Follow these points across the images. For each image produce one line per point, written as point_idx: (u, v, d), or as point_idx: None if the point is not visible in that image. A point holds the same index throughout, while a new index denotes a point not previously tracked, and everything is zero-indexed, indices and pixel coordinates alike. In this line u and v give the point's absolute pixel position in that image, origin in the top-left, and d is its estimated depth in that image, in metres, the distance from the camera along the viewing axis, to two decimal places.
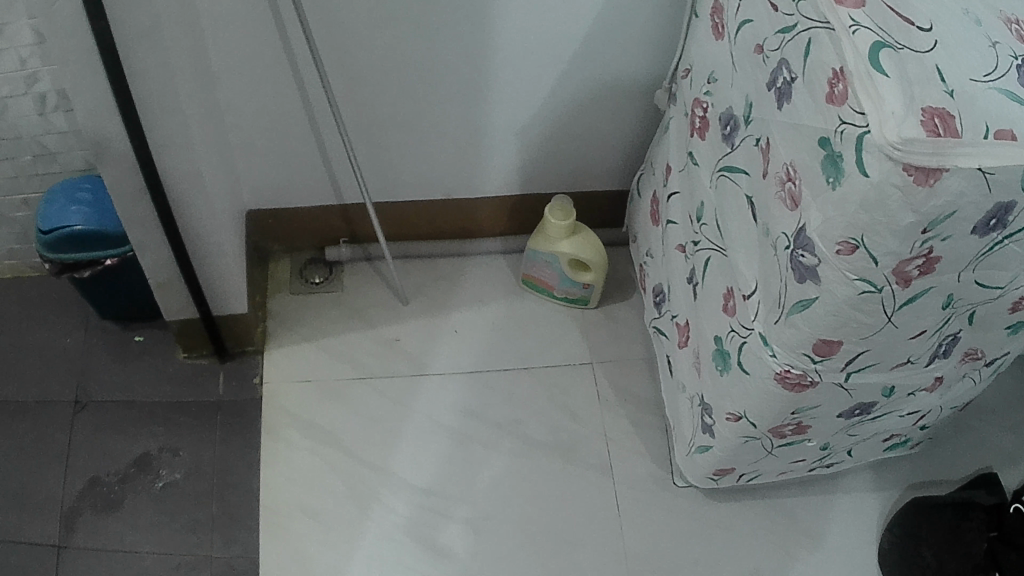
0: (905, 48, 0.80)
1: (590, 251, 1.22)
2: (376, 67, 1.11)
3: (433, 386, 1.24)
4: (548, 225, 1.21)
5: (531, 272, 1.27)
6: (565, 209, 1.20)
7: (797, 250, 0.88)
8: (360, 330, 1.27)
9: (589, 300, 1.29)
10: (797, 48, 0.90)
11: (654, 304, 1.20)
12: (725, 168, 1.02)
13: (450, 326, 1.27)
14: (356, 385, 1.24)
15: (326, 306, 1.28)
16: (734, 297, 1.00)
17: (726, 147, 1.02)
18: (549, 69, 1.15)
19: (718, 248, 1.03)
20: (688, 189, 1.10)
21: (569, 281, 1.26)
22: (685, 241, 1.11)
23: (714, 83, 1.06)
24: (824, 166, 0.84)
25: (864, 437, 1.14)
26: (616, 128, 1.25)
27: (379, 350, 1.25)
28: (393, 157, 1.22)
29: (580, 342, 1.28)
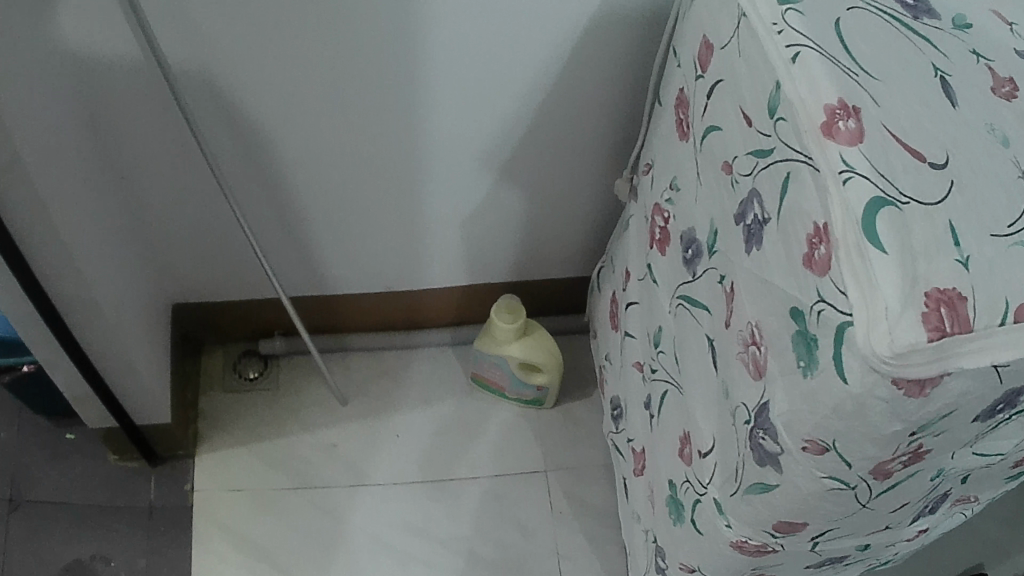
0: (911, 201, 0.63)
1: (541, 353, 1.13)
2: (302, 153, 0.98)
3: (374, 496, 1.14)
4: (495, 328, 1.11)
5: (479, 371, 1.18)
6: (513, 312, 1.10)
7: (757, 430, 0.75)
8: (298, 435, 1.17)
9: (543, 399, 1.19)
10: (774, 182, 0.71)
11: (613, 420, 1.10)
12: (683, 296, 0.88)
13: (394, 430, 1.18)
14: (292, 493, 1.14)
15: (259, 409, 1.19)
16: (689, 445, 0.90)
17: (688, 274, 0.87)
18: (496, 154, 1.02)
19: (676, 384, 0.92)
20: (647, 303, 0.98)
21: (520, 381, 1.16)
22: (643, 360, 1.00)
23: (677, 191, 0.90)
24: (799, 343, 0.68)
25: (845, 571, 1.03)
26: (572, 206, 1.12)
27: (319, 456, 1.16)
28: (326, 240, 1.10)
29: (531, 448, 1.19)
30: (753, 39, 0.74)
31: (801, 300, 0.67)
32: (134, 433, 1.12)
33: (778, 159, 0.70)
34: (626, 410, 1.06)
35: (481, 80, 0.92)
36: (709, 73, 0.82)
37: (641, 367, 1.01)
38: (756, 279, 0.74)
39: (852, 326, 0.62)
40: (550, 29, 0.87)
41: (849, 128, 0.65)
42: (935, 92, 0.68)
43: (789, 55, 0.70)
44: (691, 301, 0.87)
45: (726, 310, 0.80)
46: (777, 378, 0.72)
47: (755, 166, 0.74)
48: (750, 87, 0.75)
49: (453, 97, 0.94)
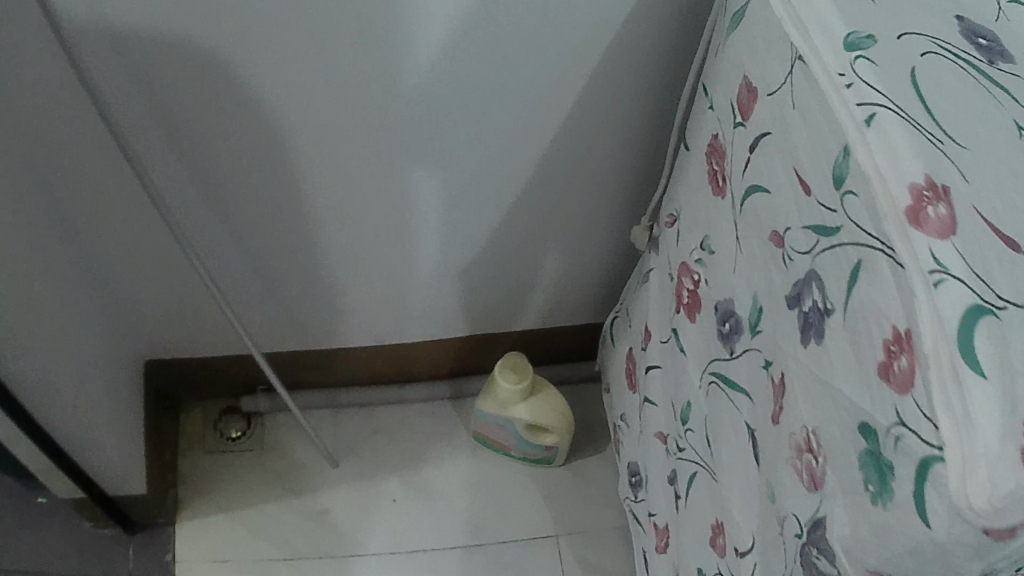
0: (1014, 304, 0.50)
1: (548, 415, 1.04)
2: (277, 195, 0.87)
3: (368, 566, 1.05)
4: (497, 389, 1.02)
5: (482, 430, 1.09)
6: (517, 374, 1.01)
7: (810, 547, 0.66)
8: (284, 501, 1.08)
9: (552, 458, 1.10)
10: (838, 269, 0.59)
11: (631, 488, 1.01)
12: (717, 372, 0.79)
13: (389, 493, 1.09)
14: (278, 564, 1.04)
15: (244, 470, 1.09)
16: (723, 536, 0.81)
17: (724, 350, 0.77)
18: (496, 193, 0.92)
19: (707, 466, 0.82)
20: (673, 370, 0.88)
21: (526, 442, 1.08)
22: (666, 430, 0.91)
23: (711, 253, 0.78)
24: (866, 463, 0.59)
25: None
26: (578, 245, 1.01)
27: (308, 524, 1.07)
28: (301, 281, 0.99)
29: (539, 510, 1.10)
30: (809, 85, 0.60)
31: (873, 418, 0.57)
32: (114, 512, 1.01)
33: (845, 240, 0.58)
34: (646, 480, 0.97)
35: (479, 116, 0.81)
36: (750, 121, 0.69)
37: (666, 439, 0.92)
38: (811, 373, 0.63)
39: (940, 462, 0.52)
40: (555, 61, 0.76)
41: (940, 217, 0.52)
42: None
43: (861, 118, 0.56)
44: (729, 382, 0.77)
45: (772, 404, 0.69)
46: (837, 493, 0.63)
47: (812, 244, 0.62)
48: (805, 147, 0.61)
49: (449, 136, 0.83)
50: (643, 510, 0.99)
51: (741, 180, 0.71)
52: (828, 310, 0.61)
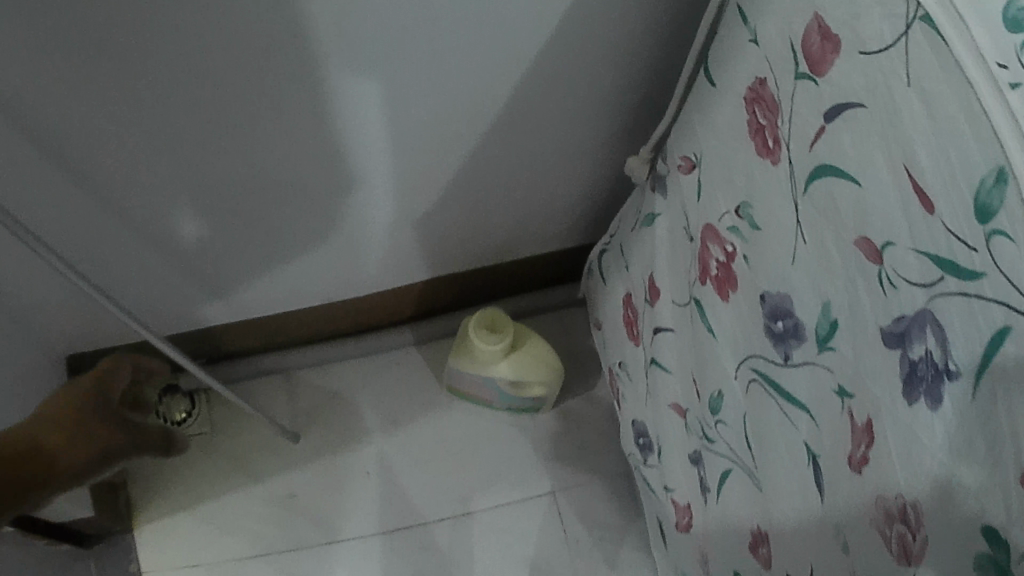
0: None
1: (536, 371, 0.87)
2: (171, 151, 0.65)
3: (348, 551, 0.96)
4: (476, 352, 0.84)
5: (457, 386, 0.93)
6: (500, 336, 0.82)
7: None
8: (246, 489, 0.98)
9: (538, 407, 0.96)
10: (969, 324, 0.42)
11: (639, 451, 0.87)
12: (758, 369, 0.61)
13: (361, 465, 1.00)
14: (250, 563, 0.95)
15: (197, 458, 0.99)
16: (765, 549, 0.67)
17: (775, 352, 0.58)
18: (458, 132, 0.72)
19: (742, 466, 0.67)
20: (692, 341, 0.70)
21: (511, 398, 0.91)
22: (682, 404, 0.75)
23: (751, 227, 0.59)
24: (987, 572, 0.44)
25: None
26: (557, 165, 0.82)
27: (277, 513, 0.97)
28: (216, 237, 0.78)
29: (527, 468, 1.00)
30: (937, 60, 0.41)
31: (1005, 533, 0.42)
32: (77, 539, 0.91)
33: (992, 298, 0.40)
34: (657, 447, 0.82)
35: (443, 43, 0.60)
36: (825, 81, 0.49)
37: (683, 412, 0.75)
38: (919, 437, 0.47)
39: None
40: None
41: None
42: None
43: None
44: (780, 389, 0.59)
45: (850, 446, 0.53)
46: None
47: (927, 281, 0.44)
48: (920, 140, 0.43)
49: (411, 71, 0.62)
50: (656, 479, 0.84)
51: (807, 155, 0.52)
52: (953, 379, 0.44)
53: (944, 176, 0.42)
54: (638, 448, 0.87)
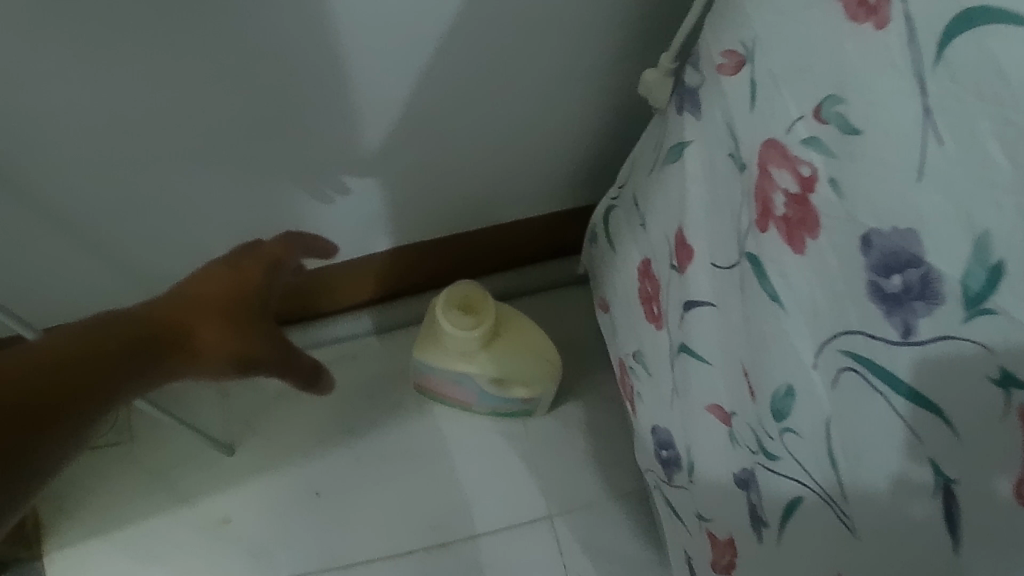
0: None
1: (528, 365, 0.66)
2: None
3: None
4: (446, 342, 0.63)
5: (425, 383, 0.73)
6: (474, 317, 0.62)
7: None
8: (172, 512, 0.79)
9: (532, 410, 0.76)
10: None
11: (662, 467, 0.64)
12: (852, 352, 0.41)
13: (310, 483, 0.80)
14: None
15: (118, 474, 0.79)
16: None
17: (888, 328, 0.38)
18: (406, 37, 0.52)
19: (812, 489, 0.47)
20: (743, 321, 0.49)
21: (496, 399, 0.71)
22: (724, 405, 0.53)
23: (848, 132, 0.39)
24: None
25: None
26: (549, 85, 0.61)
27: (206, 545, 0.77)
28: (93, 181, 0.58)
29: (517, 488, 0.79)
30: None
31: None
32: None
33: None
34: (685, 461, 0.59)
35: None
36: None
37: (727, 422, 0.54)
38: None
39: None
40: None
41: None
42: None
43: None
44: (892, 380, 0.39)
45: (1019, 469, 0.33)
46: None
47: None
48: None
49: None
50: (682, 503, 0.62)
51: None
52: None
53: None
54: (659, 462, 0.64)
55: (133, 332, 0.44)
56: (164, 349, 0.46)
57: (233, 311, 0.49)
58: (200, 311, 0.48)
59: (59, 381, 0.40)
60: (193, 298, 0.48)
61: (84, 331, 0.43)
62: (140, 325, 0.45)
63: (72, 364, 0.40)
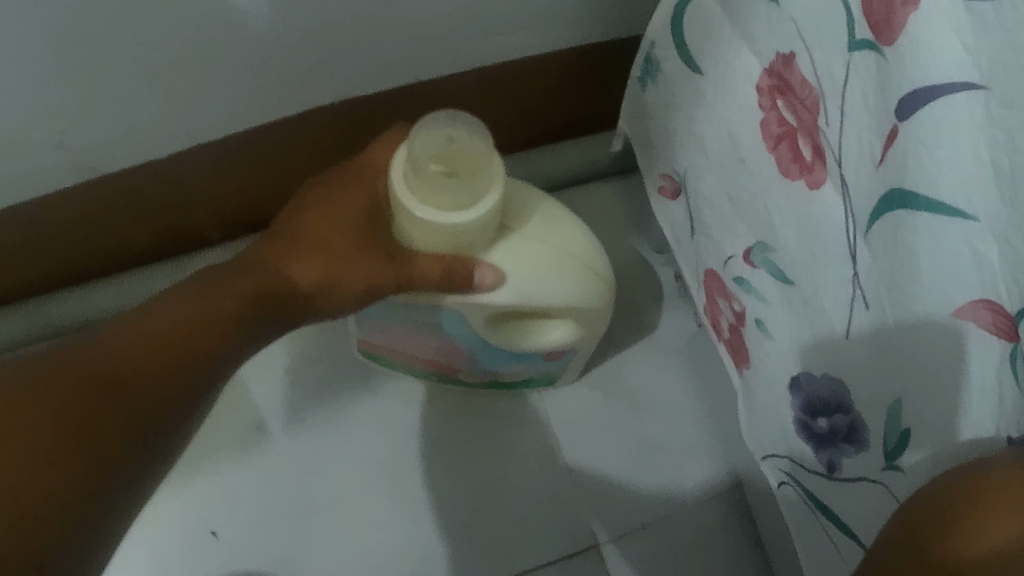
0: None
1: (569, 285, 0.36)
2: None
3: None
4: (415, 239, 0.33)
5: (377, 338, 0.44)
6: (472, 185, 0.31)
7: None
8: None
9: (556, 368, 0.47)
10: None
11: (812, 446, 0.35)
12: None
13: (201, 517, 0.49)
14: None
15: None
16: None
17: None
18: None
19: None
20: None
21: (504, 352, 0.42)
22: (1004, 306, 0.26)
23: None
24: None
25: None
26: None
27: None
28: None
29: (534, 505, 0.50)
30: None
31: None
32: None
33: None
34: (883, 433, 0.31)
35: None
36: None
37: (999, 332, 0.26)
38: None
39: None
40: None
41: None
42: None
43: None
44: None
45: None
46: None
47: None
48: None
49: None
50: (862, 513, 0.34)
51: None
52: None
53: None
54: (807, 444, 0.36)
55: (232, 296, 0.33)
56: (254, 318, 0.33)
57: (339, 248, 0.34)
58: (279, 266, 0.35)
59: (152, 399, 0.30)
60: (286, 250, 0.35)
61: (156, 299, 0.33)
62: (199, 320, 0.32)
63: (136, 394, 0.29)
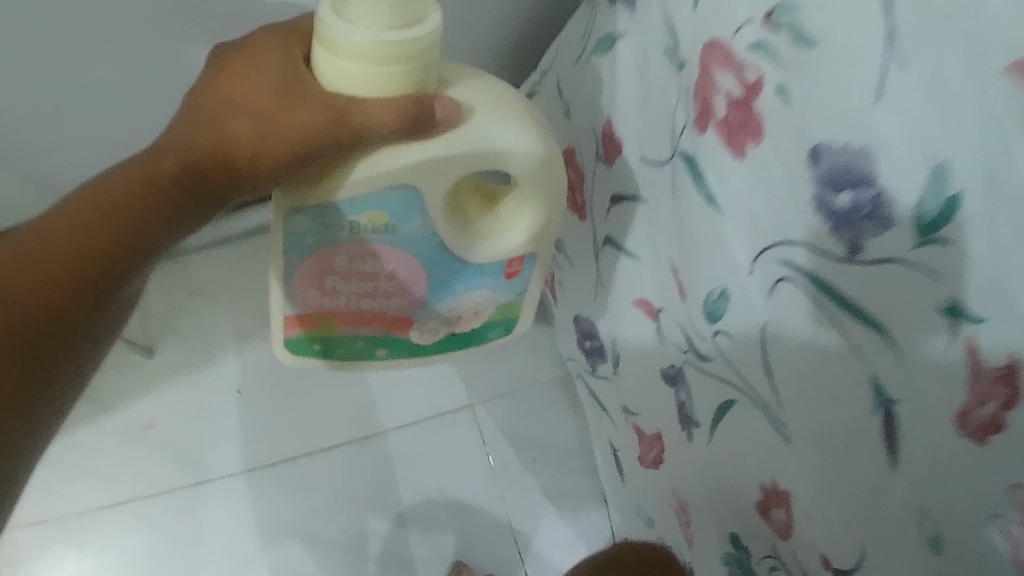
0: None
1: (524, 130, 0.43)
2: None
3: (215, 484, 0.77)
4: (360, 82, 0.38)
5: (317, 301, 0.52)
6: (408, 16, 0.37)
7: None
8: (90, 420, 0.77)
9: (507, 297, 0.57)
10: None
11: (586, 357, 0.65)
12: (791, 252, 0.40)
13: (231, 382, 0.81)
14: (104, 515, 0.75)
15: None
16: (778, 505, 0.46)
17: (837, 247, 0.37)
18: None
19: (751, 393, 0.45)
20: (673, 219, 0.48)
21: (468, 267, 0.52)
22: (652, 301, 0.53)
23: (798, 36, 0.37)
24: None
25: None
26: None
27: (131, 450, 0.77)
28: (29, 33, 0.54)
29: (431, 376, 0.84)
30: None
31: None
32: None
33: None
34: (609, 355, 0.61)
35: None
36: None
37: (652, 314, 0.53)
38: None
39: None
40: None
41: None
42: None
43: None
44: (839, 296, 0.38)
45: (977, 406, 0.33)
46: None
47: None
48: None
49: None
50: (606, 398, 0.63)
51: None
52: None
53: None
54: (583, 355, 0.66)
55: (176, 159, 0.37)
56: (197, 192, 0.38)
57: (270, 112, 0.39)
58: (220, 122, 0.39)
59: (96, 282, 0.35)
60: (225, 104, 0.39)
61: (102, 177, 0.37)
62: (141, 183, 0.36)
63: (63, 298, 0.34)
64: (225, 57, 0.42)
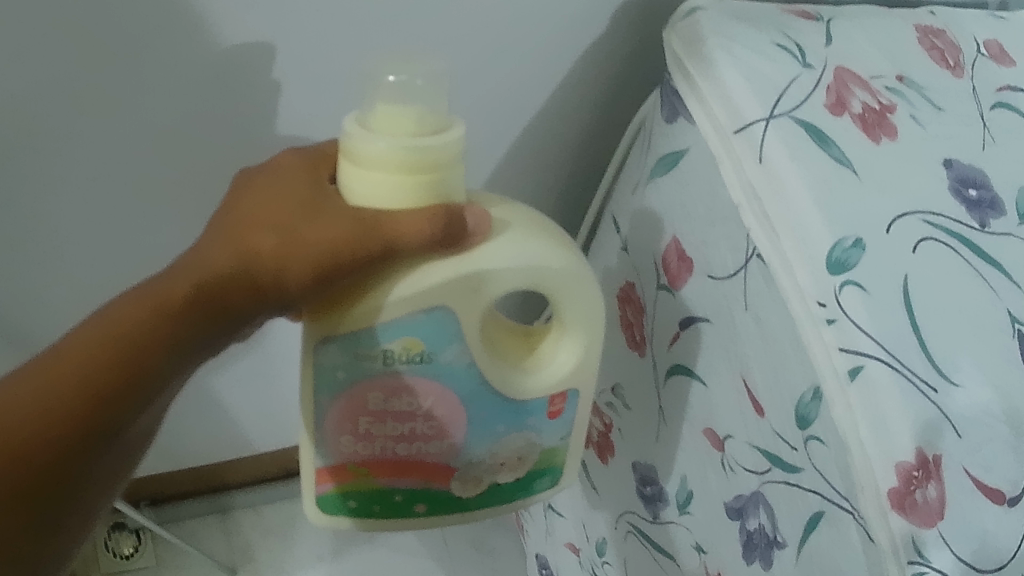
0: (937, 447, 0.50)
1: (550, 250, 0.50)
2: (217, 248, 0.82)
3: None
4: (381, 188, 0.47)
5: (351, 446, 0.55)
6: (421, 122, 0.47)
7: None
8: None
9: (552, 440, 0.59)
10: (793, 506, 0.56)
11: None
12: (630, 520, 0.74)
13: None
14: None
15: None
16: None
17: (645, 514, 0.72)
18: None
19: None
20: (579, 491, 0.82)
21: (509, 402, 0.55)
22: (575, 544, 0.85)
23: (626, 405, 0.75)
24: None
25: None
26: None
27: None
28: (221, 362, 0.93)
29: None
30: (768, 286, 0.60)
31: None
32: None
33: (960, 455, 0.50)
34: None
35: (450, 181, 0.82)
36: (681, 291, 0.70)
37: (574, 553, 0.85)
38: None
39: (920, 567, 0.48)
40: (514, 126, 0.80)
41: (927, 501, 0.49)
42: (1014, 355, 0.54)
43: (824, 315, 0.55)
44: (649, 539, 0.72)
45: None
46: None
47: (882, 473, 0.50)
48: (800, 302, 0.57)
49: None
50: None
51: (667, 352, 0.71)
52: (916, 563, 0.48)
53: (880, 331, 0.53)
54: None
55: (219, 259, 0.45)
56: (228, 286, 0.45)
57: (297, 226, 0.46)
58: (235, 239, 0.46)
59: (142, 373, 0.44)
60: (247, 218, 0.47)
61: (148, 288, 0.45)
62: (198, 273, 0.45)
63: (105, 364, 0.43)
64: (250, 181, 0.51)
